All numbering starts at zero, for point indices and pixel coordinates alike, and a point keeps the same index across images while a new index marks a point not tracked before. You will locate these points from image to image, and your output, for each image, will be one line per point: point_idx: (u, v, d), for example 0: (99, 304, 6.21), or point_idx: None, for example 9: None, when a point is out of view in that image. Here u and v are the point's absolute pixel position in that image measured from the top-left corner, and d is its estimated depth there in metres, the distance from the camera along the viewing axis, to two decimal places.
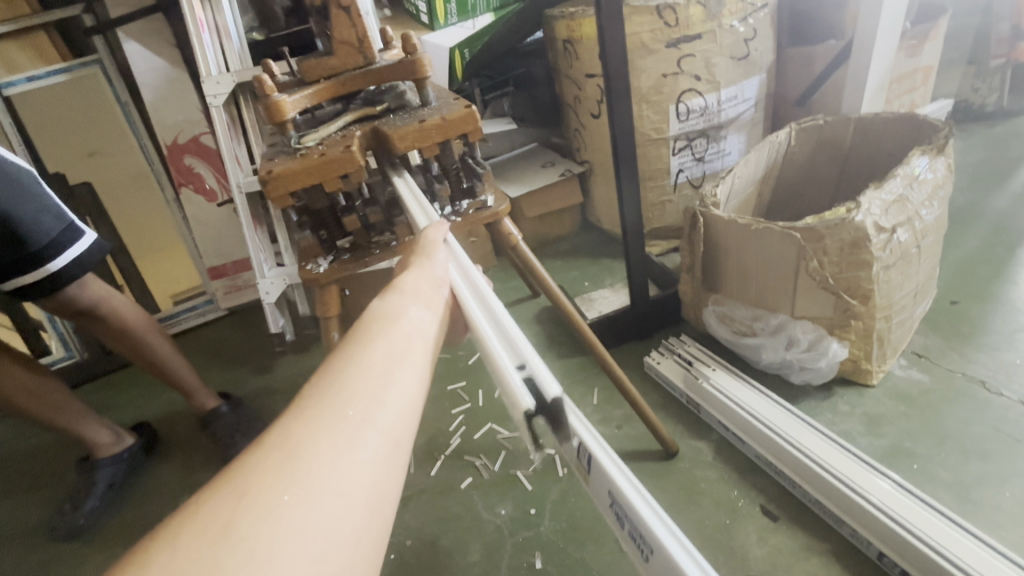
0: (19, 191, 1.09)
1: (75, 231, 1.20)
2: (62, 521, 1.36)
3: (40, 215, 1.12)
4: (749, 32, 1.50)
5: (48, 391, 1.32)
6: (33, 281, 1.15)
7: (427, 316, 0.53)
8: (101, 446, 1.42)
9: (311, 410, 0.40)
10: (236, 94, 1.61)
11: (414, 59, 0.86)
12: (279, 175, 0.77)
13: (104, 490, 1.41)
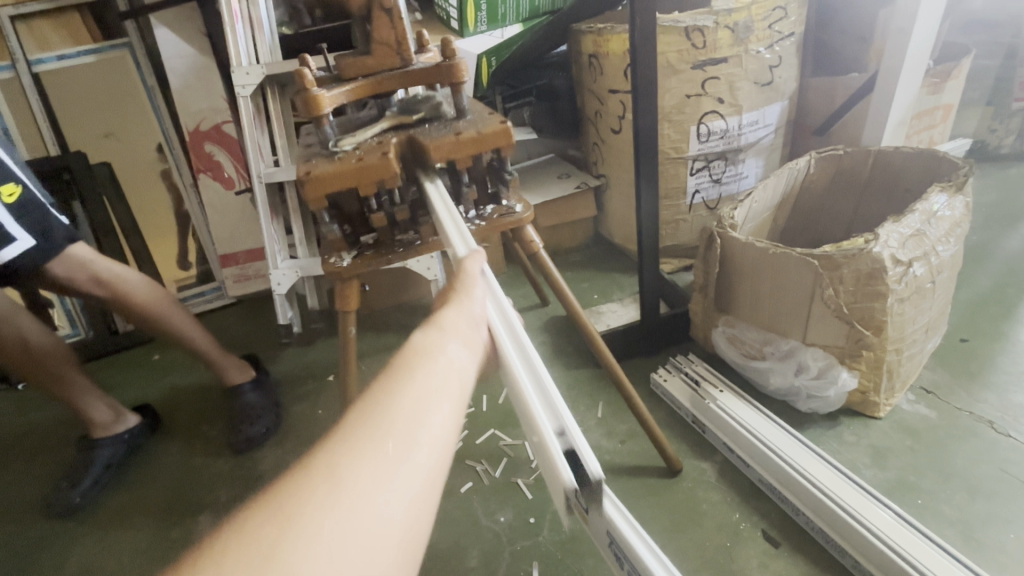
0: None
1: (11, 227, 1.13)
2: (57, 498, 1.35)
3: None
4: (774, 59, 1.52)
5: (54, 364, 1.34)
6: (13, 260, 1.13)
7: (466, 354, 0.53)
8: (101, 425, 1.43)
9: (355, 437, 0.41)
10: (263, 85, 1.63)
11: (452, 64, 0.88)
12: (316, 177, 0.80)
13: (102, 470, 1.41)
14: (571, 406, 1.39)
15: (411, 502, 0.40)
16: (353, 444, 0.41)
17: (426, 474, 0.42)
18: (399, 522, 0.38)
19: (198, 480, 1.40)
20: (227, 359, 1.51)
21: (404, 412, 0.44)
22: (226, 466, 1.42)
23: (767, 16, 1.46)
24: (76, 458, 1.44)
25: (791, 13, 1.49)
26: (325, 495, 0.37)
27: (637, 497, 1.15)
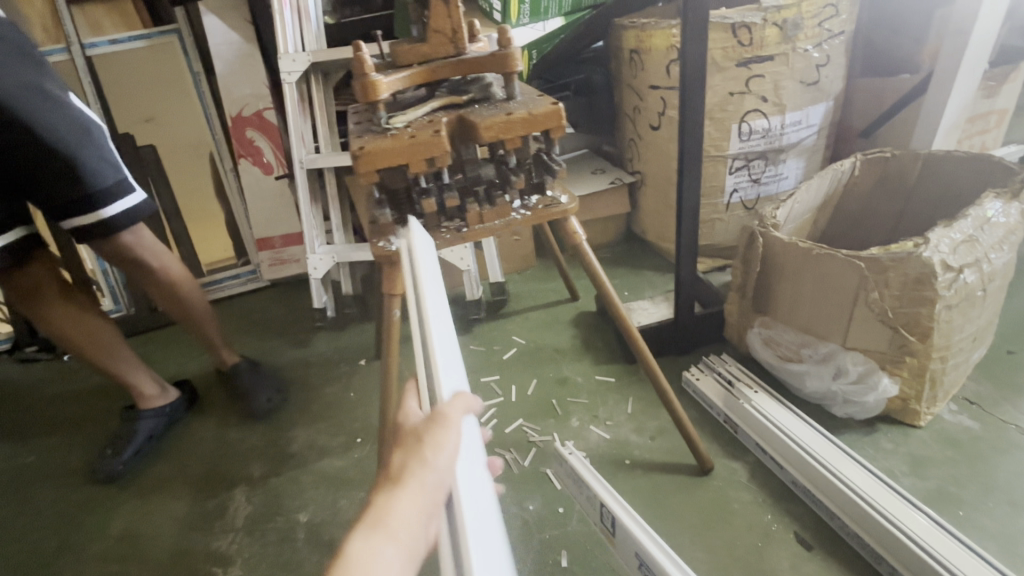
0: (85, 137, 1.16)
1: (128, 186, 1.25)
2: (101, 465, 1.41)
3: (98, 164, 1.19)
4: (822, 57, 1.49)
5: (103, 335, 1.39)
6: (83, 224, 1.21)
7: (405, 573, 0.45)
8: (146, 397, 1.49)
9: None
10: (308, 73, 1.66)
11: (506, 53, 0.89)
12: (370, 152, 0.82)
13: (143, 440, 1.46)
14: (600, 401, 1.39)
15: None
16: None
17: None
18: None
19: (234, 455, 1.44)
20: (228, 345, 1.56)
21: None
22: (261, 442, 1.47)
23: (817, 14, 1.43)
24: (120, 427, 1.49)
25: (842, 11, 1.46)
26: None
27: (666, 493, 1.15)
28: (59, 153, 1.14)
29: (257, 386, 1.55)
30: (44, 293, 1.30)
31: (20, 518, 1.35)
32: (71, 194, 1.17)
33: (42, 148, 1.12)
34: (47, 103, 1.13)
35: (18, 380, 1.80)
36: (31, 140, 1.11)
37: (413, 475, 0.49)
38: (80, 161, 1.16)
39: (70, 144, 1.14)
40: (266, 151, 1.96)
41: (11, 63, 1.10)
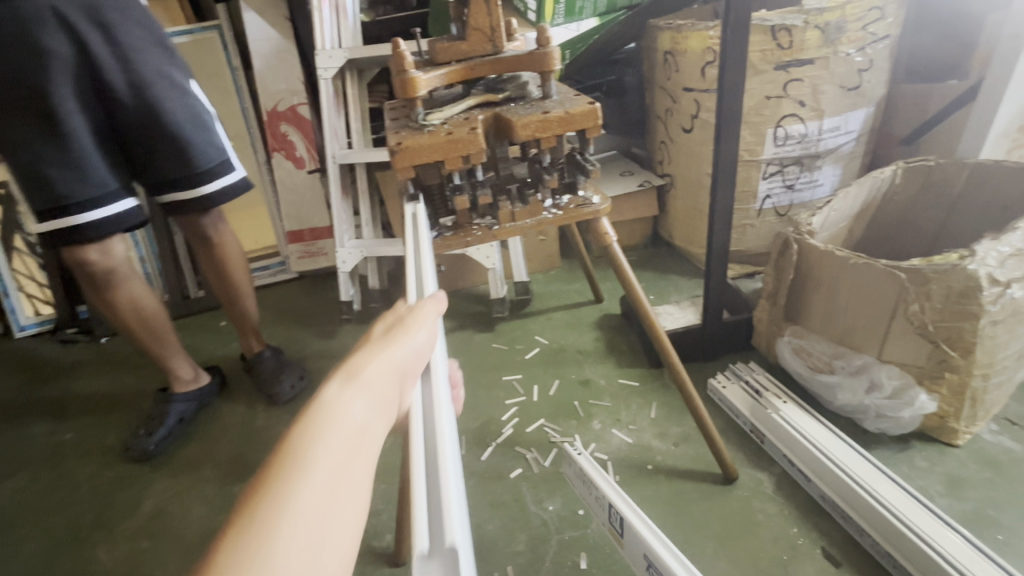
0: (197, 122, 1.26)
1: (229, 166, 1.33)
2: (134, 444, 1.45)
3: (206, 146, 1.28)
4: (864, 62, 1.45)
5: (154, 321, 1.42)
6: (185, 200, 1.30)
7: (381, 417, 0.42)
8: (181, 381, 1.53)
9: (235, 564, 0.31)
10: (343, 69, 1.69)
11: (545, 52, 0.89)
12: (407, 148, 0.83)
13: (174, 423, 1.50)
14: (623, 405, 1.38)
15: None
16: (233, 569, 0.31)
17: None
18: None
19: (260, 441, 1.47)
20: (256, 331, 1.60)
21: (306, 521, 0.33)
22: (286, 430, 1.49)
23: (862, 17, 1.40)
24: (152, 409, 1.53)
25: (888, 14, 1.42)
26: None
27: (690, 502, 1.14)
28: (174, 134, 1.24)
29: (282, 373, 1.58)
30: (116, 277, 1.30)
31: (57, 493, 1.40)
32: (180, 171, 1.27)
33: (162, 129, 1.23)
34: (172, 88, 1.23)
35: (58, 360, 1.87)
36: (154, 121, 1.22)
37: (393, 341, 0.48)
38: (191, 142, 1.26)
39: (184, 126, 1.24)
40: (299, 145, 2.00)
41: (148, 50, 1.20)
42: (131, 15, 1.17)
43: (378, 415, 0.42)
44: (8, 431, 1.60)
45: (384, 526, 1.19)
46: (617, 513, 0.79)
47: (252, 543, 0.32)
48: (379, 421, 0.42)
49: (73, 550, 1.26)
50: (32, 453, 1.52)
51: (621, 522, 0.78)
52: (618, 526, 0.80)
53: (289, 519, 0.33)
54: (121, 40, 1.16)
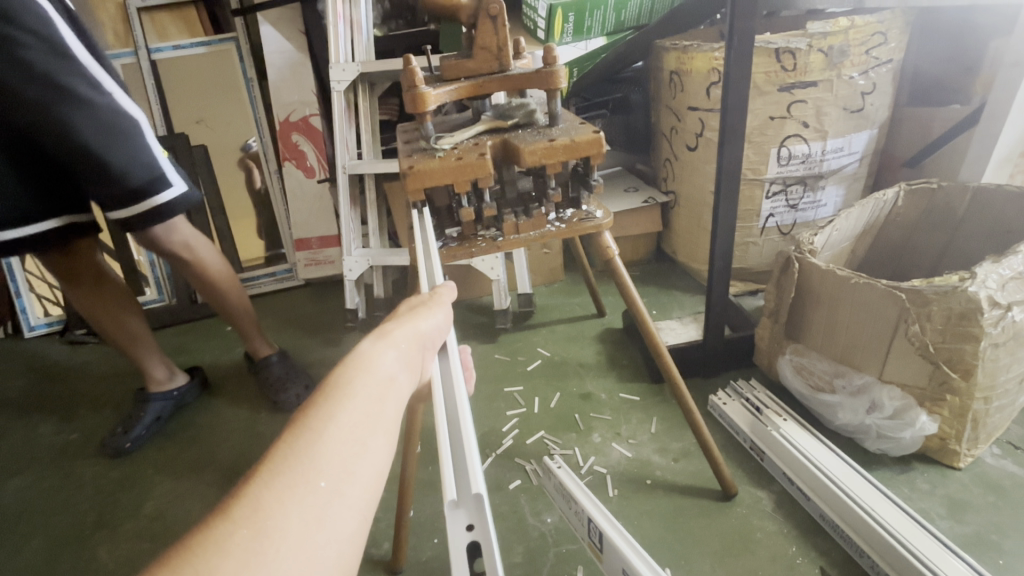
0: (115, 140, 1.20)
1: (162, 181, 1.27)
2: (110, 441, 1.49)
3: (132, 164, 1.22)
4: (867, 85, 1.48)
5: (128, 322, 1.51)
6: (124, 219, 1.27)
7: (407, 371, 0.45)
8: (155, 381, 1.57)
9: (278, 475, 0.34)
10: (356, 83, 1.73)
11: (551, 71, 0.91)
12: (418, 171, 0.85)
13: (151, 421, 1.54)
14: (623, 419, 1.38)
15: (345, 547, 0.34)
16: (276, 478, 0.34)
17: (362, 512, 0.35)
18: (336, 569, 0.33)
19: (262, 446, 1.48)
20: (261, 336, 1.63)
21: (338, 446, 0.36)
22: None
23: (865, 41, 1.42)
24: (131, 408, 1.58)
25: (891, 39, 1.45)
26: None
27: (690, 518, 1.13)
28: (95, 156, 1.19)
29: (286, 379, 1.60)
30: (82, 276, 1.41)
31: (60, 492, 1.41)
32: (109, 193, 1.23)
33: (80, 152, 1.19)
34: (80, 107, 1.16)
35: (65, 360, 1.90)
36: (73, 144, 1.18)
37: (419, 314, 0.52)
38: (113, 162, 1.21)
39: (100, 145, 1.18)
40: (310, 155, 2.04)
41: (47, 66, 1.13)
42: (24, 29, 1.10)
43: (405, 369, 0.45)
44: (15, 430, 1.62)
45: (382, 534, 1.19)
46: (597, 529, 0.77)
47: (296, 458, 0.35)
48: (407, 374, 0.45)
49: (73, 551, 1.26)
50: (36, 452, 1.54)
51: (597, 534, 0.77)
52: (598, 541, 0.78)
53: (324, 443, 0.36)
54: (20, 62, 1.11)
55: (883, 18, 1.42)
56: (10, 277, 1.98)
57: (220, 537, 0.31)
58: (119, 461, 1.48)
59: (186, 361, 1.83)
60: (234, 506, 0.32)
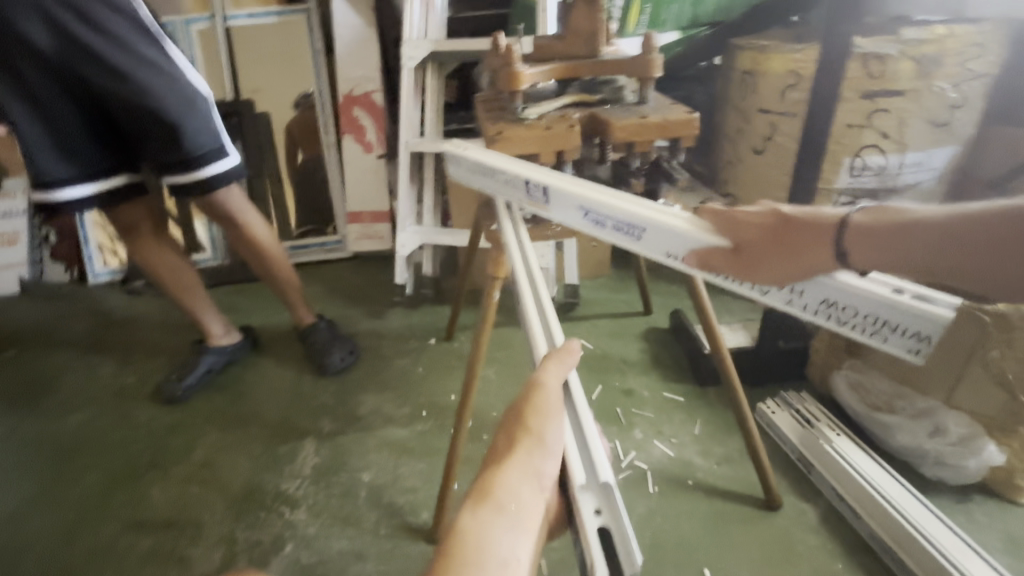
0: (188, 107, 1.30)
1: (222, 151, 1.37)
2: (166, 386, 1.56)
3: (199, 130, 1.32)
4: (958, 98, 1.41)
5: (185, 278, 1.59)
6: (183, 182, 1.36)
7: (552, 452, 0.54)
8: (214, 335, 1.64)
9: (472, 540, 0.46)
10: (425, 61, 1.74)
11: (648, 59, 0.94)
12: (506, 138, 0.90)
13: (204, 372, 1.60)
14: (665, 418, 1.37)
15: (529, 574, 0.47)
16: (472, 548, 0.46)
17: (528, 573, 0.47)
18: None
19: (307, 407, 1.52)
20: (307, 304, 1.68)
21: (500, 556, 0.46)
22: (331, 400, 1.54)
23: (960, 52, 1.36)
24: (187, 358, 1.65)
25: (989, 52, 1.38)
26: (505, 515, 0.48)
27: (730, 523, 1.12)
28: (165, 120, 1.29)
29: (332, 344, 1.64)
30: (142, 230, 1.49)
31: (117, 430, 1.49)
32: (174, 156, 1.32)
33: (153, 116, 1.28)
34: (157, 74, 1.27)
35: (125, 309, 1.99)
36: (145, 108, 1.28)
37: (546, 397, 0.57)
38: (182, 128, 1.30)
39: (172, 112, 1.28)
40: (369, 129, 2.06)
41: (134, 38, 1.25)
42: (109, 4, 1.22)
43: (550, 454, 0.54)
44: (78, 368, 1.72)
45: (421, 504, 1.23)
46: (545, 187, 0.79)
47: (478, 539, 0.46)
48: (548, 457, 0.54)
49: (131, 485, 1.33)
50: (97, 391, 1.62)
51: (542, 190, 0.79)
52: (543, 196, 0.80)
53: (487, 563, 0.45)
54: (110, 33, 1.23)
55: (983, 28, 1.35)
56: (80, 226, 2.09)
57: (454, 555, 0.45)
58: (173, 408, 1.55)
59: (237, 319, 1.90)
60: (456, 539, 0.47)
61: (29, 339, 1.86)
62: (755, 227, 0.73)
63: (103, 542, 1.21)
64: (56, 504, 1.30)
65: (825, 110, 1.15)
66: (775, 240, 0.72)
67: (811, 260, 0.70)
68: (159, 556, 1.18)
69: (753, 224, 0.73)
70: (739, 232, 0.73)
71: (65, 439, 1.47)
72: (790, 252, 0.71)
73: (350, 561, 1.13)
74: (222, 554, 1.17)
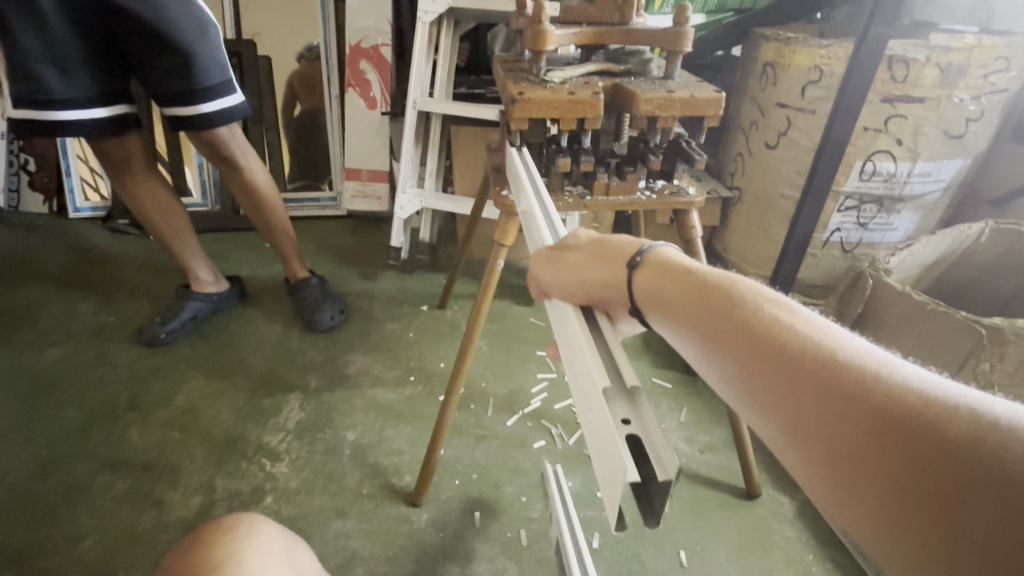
0: (201, 34, 1.24)
1: (230, 87, 1.32)
2: (147, 329, 1.52)
3: (209, 63, 1.27)
4: (975, 111, 1.40)
5: (175, 220, 1.53)
6: (184, 116, 1.30)
7: None
8: (201, 281, 1.60)
9: None
10: (442, 17, 1.66)
11: (680, 31, 0.91)
12: (528, 99, 0.85)
13: (188, 318, 1.56)
14: (653, 402, 1.38)
15: None
16: None
17: None
18: None
19: (294, 362, 1.49)
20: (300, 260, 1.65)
21: None
22: (319, 357, 1.51)
23: (986, 64, 1.35)
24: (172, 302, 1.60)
25: (1013, 67, 1.37)
26: None
27: (711, 510, 1.14)
28: (175, 46, 1.22)
29: (323, 302, 1.61)
30: (134, 165, 1.43)
31: (95, 370, 1.44)
32: (179, 86, 1.26)
33: (163, 41, 1.22)
34: None
35: (106, 247, 1.92)
36: (156, 29, 1.20)
37: None
38: (194, 56, 1.24)
39: (184, 38, 1.22)
40: (375, 85, 1.97)
41: None
42: None
43: None
44: (55, 304, 1.65)
45: (405, 467, 1.22)
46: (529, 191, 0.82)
47: None
48: None
49: (106, 427, 1.30)
50: (74, 328, 1.57)
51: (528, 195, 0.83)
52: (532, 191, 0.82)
53: None
54: None
55: (1012, 42, 1.34)
56: (62, 156, 1.99)
57: None
58: (154, 351, 1.51)
59: (224, 268, 1.85)
60: None
61: (3, 268, 1.78)
62: (674, 296, 0.48)
63: (77, 479, 1.18)
64: (28, 439, 1.26)
65: (850, 110, 1.13)
66: (685, 312, 0.47)
67: (747, 378, 0.41)
68: (135, 499, 1.15)
69: (666, 271, 0.50)
70: (603, 282, 0.54)
71: (37, 373, 1.42)
72: (706, 343, 0.44)
73: (331, 518, 1.12)
74: (200, 501, 1.15)
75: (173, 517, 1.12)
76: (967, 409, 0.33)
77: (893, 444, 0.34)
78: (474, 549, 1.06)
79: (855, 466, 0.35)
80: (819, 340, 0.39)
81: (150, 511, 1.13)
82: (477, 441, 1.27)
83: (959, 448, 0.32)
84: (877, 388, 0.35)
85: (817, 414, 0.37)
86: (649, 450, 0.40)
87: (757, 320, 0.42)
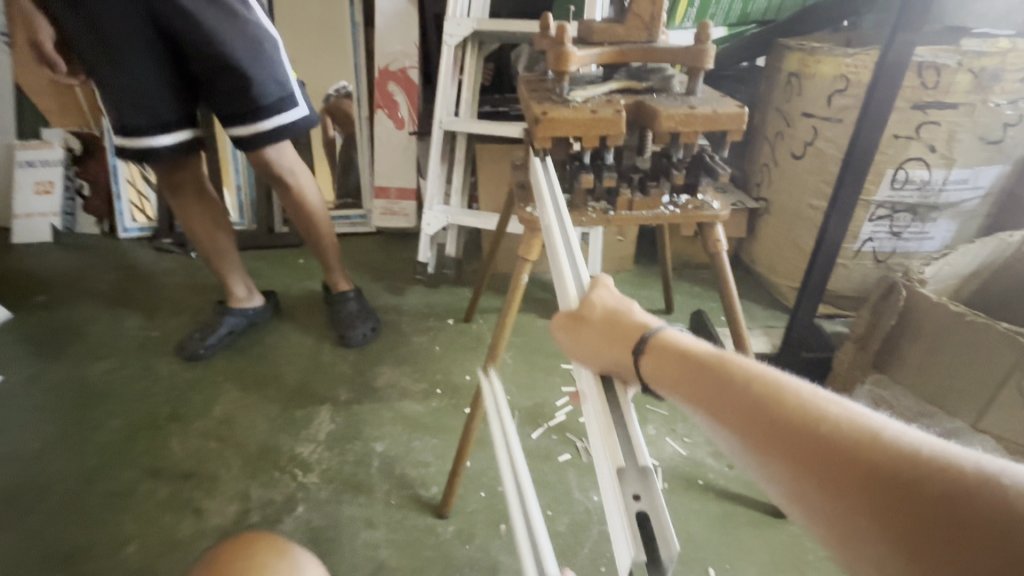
0: (259, 53, 1.31)
1: (290, 101, 1.39)
2: (187, 344, 1.59)
3: (268, 80, 1.33)
4: (1013, 116, 1.36)
5: (220, 239, 1.61)
6: (245, 134, 1.37)
7: None
8: (236, 298, 1.67)
9: None
10: (466, 40, 1.71)
11: (701, 49, 0.93)
12: (551, 119, 0.87)
13: (225, 334, 1.63)
14: (680, 417, 1.36)
15: None
16: None
17: None
18: None
19: (325, 375, 1.54)
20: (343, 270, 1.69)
21: None
22: (348, 370, 1.55)
23: (1022, 68, 1.31)
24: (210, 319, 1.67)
25: None
26: None
27: (740, 527, 1.12)
28: (237, 69, 1.29)
29: (354, 317, 1.65)
30: (187, 188, 1.52)
31: (140, 382, 1.52)
32: (242, 106, 1.34)
33: (226, 66, 1.29)
34: (230, 18, 1.27)
35: (151, 265, 2.03)
36: (220, 56, 1.28)
37: None
38: (252, 77, 1.31)
39: (245, 59, 1.29)
40: (402, 106, 2.04)
41: None
42: None
43: None
44: (105, 319, 1.76)
45: (431, 479, 1.24)
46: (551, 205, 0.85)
47: None
48: None
49: (150, 436, 1.36)
50: (121, 342, 1.66)
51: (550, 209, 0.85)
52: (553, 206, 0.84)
53: None
54: None
55: None
56: (113, 180, 2.13)
57: None
58: (193, 364, 1.58)
59: (259, 284, 1.93)
60: None
61: (59, 286, 1.90)
62: (680, 369, 0.49)
63: (122, 486, 1.24)
64: (78, 447, 1.33)
65: (877, 118, 1.11)
66: (692, 384, 0.47)
67: (762, 456, 0.42)
68: (175, 506, 1.20)
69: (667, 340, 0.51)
70: (612, 351, 0.55)
71: (88, 385, 1.51)
72: (717, 418, 0.45)
73: (360, 528, 1.14)
74: (236, 509, 1.19)
75: (210, 524, 1.16)
76: (970, 477, 0.34)
77: (913, 523, 0.35)
78: (500, 562, 1.07)
79: (873, 540, 0.36)
80: (824, 412, 0.40)
81: (189, 519, 1.18)
82: (502, 455, 1.28)
83: (974, 522, 0.33)
84: (887, 457, 0.36)
85: (826, 487, 0.38)
86: (658, 533, 0.42)
87: (762, 396, 0.43)
